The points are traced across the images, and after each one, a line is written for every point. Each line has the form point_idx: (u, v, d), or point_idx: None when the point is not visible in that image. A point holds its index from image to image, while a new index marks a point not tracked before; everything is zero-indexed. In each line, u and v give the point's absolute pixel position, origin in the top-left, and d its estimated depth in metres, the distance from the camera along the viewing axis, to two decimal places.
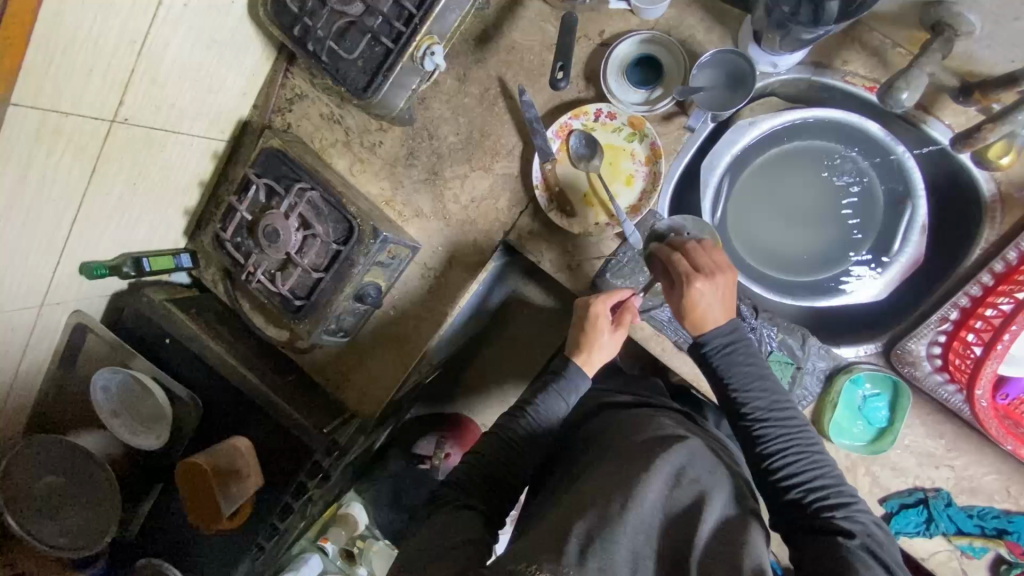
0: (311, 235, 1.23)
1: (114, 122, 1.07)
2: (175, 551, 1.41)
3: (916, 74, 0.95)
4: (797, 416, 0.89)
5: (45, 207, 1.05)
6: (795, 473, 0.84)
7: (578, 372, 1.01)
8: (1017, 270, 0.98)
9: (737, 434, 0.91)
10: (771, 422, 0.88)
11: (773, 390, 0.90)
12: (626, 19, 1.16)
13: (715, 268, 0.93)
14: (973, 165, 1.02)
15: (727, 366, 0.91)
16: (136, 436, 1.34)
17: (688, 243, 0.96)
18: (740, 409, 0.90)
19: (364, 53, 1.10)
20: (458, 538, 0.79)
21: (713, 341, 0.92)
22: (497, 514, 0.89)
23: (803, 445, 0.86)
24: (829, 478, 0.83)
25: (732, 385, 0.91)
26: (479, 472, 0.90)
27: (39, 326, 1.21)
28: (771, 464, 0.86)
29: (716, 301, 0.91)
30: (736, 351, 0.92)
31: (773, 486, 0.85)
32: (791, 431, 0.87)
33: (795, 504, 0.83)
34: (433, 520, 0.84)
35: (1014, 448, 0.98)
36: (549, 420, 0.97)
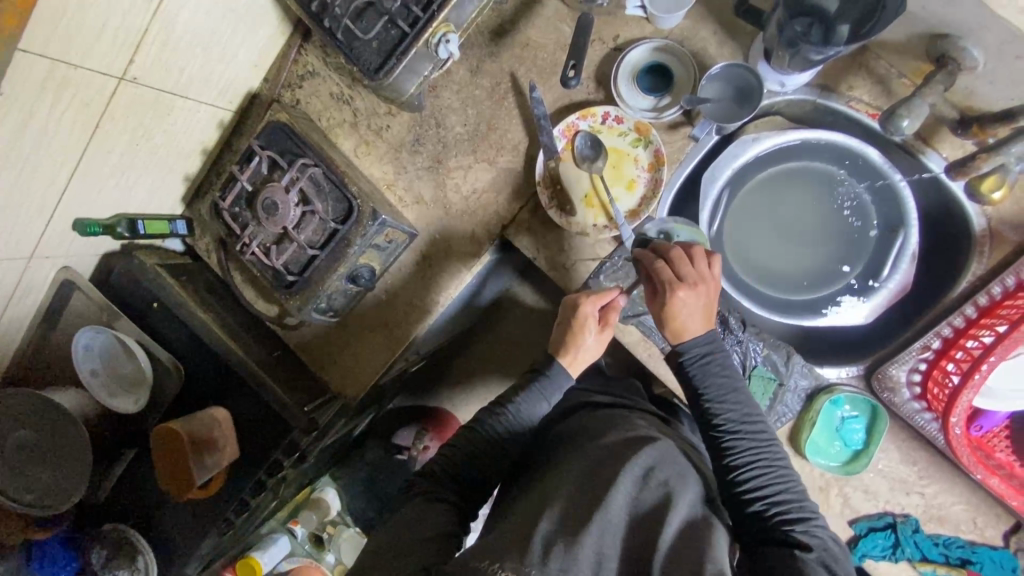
0: (310, 211, 1.23)
1: (122, 80, 1.07)
2: (143, 517, 1.40)
3: (918, 103, 0.97)
4: (766, 431, 0.89)
5: (43, 160, 1.05)
6: (759, 485, 0.85)
7: (562, 371, 1.01)
8: (1001, 304, 1.00)
9: (707, 445, 0.91)
10: (741, 433, 0.88)
11: (745, 403, 0.91)
12: (641, 26, 1.18)
13: (701, 277, 0.93)
14: (966, 198, 1.05)
15: (702, 376, 0.92)
16: (113, 397, 1.32)
17: (673, 249, 0.95)
18: (712, 420, 0.90)
19: (379, 35, 1.10)
20: (425, 534, 0.80)
21: (690, 350, 0.93)
22: (468, 507, 0.89)
23: (770, 459, 0.87)
24: (792, 493, 0.84)
25: (706, 395, 0.91)
26: (453, 465, 0.90)
27: (26, 279, 1.20)
28: (736, 476, 0.86)
29: (696, 312, 0.92)
30: (712, 362, 0.92)
31: (737, 498, 0.85)
32: (760, 444, 0.88)
33: (757, 516, 0.83)
34: (403, 512, 0.85)
35: (983, 478, 0.99)
36: (529, 420, 0.97)
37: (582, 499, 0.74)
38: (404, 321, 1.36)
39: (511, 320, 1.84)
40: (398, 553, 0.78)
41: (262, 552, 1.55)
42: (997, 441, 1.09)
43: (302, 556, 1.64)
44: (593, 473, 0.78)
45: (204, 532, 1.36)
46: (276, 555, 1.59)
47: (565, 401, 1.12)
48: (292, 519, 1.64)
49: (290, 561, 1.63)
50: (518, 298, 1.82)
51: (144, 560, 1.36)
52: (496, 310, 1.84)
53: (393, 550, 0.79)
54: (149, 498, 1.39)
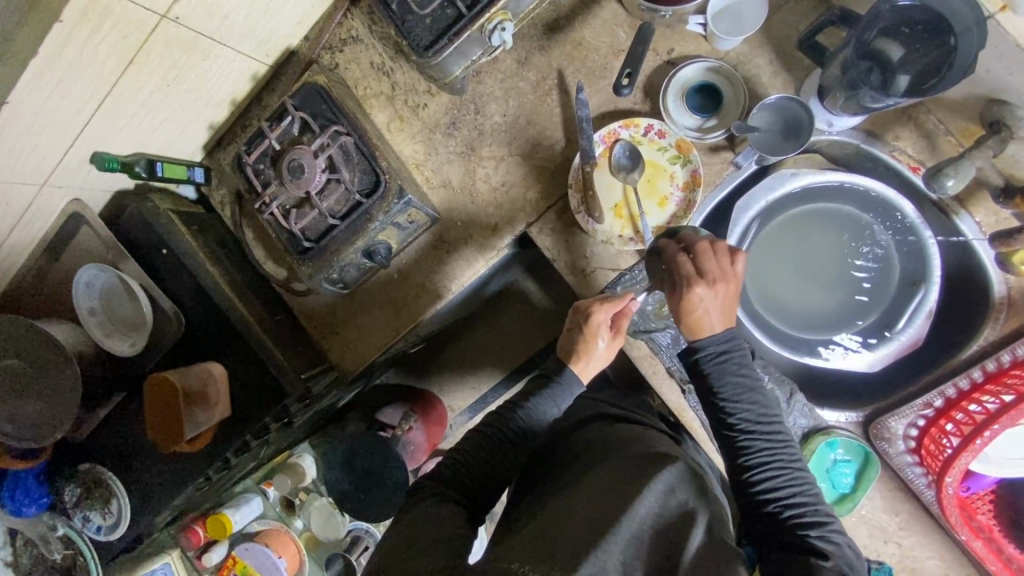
0: (335, 179, 1.21)
1: (164, 17, 1.03)
2: (120, 462, 1.38)
3: (965, 165, 0.99)
4: (781, 431, 0.89)
5: (75, 84, 1.01)
6: (774, 488, 0.84)
7: (572, 377, 1.01)
8: (1008, 372, 1.01)
9: (721, 443, 0.91)
10: (756, 434, 0.88)
11: (761, 403, 0.89)
12: (698, 43, 1.17)
13: (720, 275, 0.91)
14: (993, 264, 1.06)
15: (719, 374, 0.90)
16: (109, 338, 1.30)
17: (699, 243, 0.93)
18: (726, 420, 0.90)
19: (434, 12, 1.08)
20: (441, 535, 0.78)
21: (705, 348, 0.91)
22: (477, 510, 0.89)
23: (785, 460, 0.86)
24: (807, 495, 0.84)
25: (722, 395, 0.90)
26: (462, 468, 0.90)
27: (36, 205, 1.17)
28: (749, 477, 0.86)
29: (713, 308, 0.90)
30: (729, 360, 0.90)
31: (751, 499, 0.85)
32: (774, 446, 0.87)
33: (773, 517, 0.84)
34: (416, 512, 0.83)
35: (967, 539, 1.02)
36: (537, 420, 0.96)
37: (604, 508, 0.74)
38: (411, 302, 1.34)
39: (513, 314, 1.82)
40: (412, 551, 0.76)
41: (234, 509, 1.49)
42: (980, 504, 1.13)
43: (272, 519, 1.58)
44: (611, 488, 0.78)
45: (181, 485, 1.34)
46: (247, 516, 1.52)
47: (573, 410, 1.12)
48: (267, 481, 1.57)
49: (259, 523, 1.57)
50: (523, 294, 1.80)
51: (117, 504, 1.37)
52: (499, 303, 1.83)
53: (407, 552, 0.76)
54: (130, 443, 1.37)
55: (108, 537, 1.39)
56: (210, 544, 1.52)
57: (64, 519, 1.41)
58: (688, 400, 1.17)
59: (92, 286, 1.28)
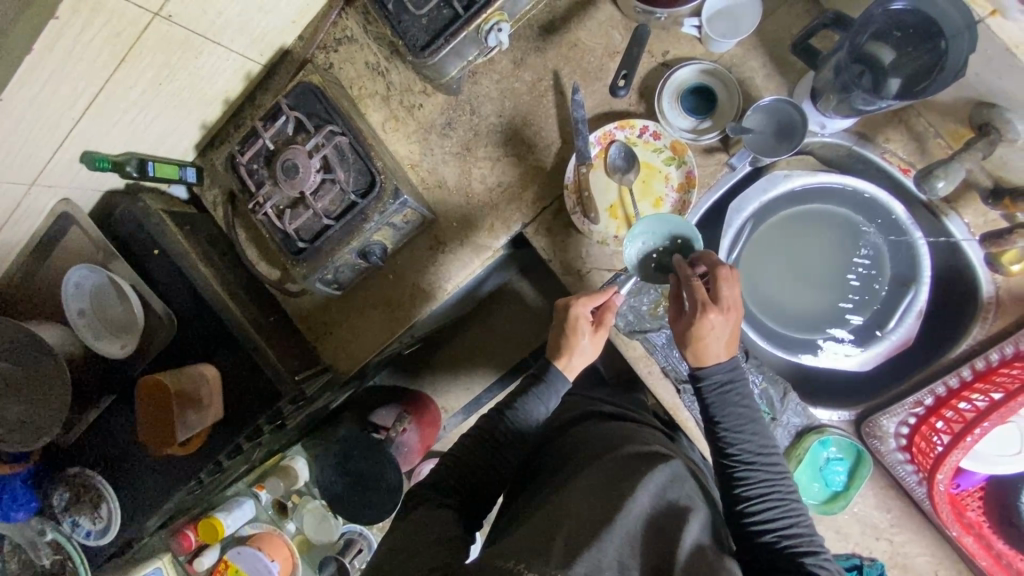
0: (330, 179, 1.20)
1: (156, 15, 1.02)
2: (109, 466, 1.36)
3: (954, 167, 1.01)
4: (779, 463, 0.89)
5: (65, 82, 1.00)
6: (769, 518, 0.83)
7: (558, 376, 1.00)
8: (997, 370, 1.03)
9: (719, 473, 0.91)
10: (755, 465, 0.87)
11: (761, 435, 0.89)
12: (693, 45, 1.18)
13: (733, 306, 0.91)
14: (982, 264, 1.08)
15: (721, 405, 0.91)
16: (100, 341, 1.28)
17: (716, 268, 0.93)
18: (726, 450, 0.90)
19: (431, 12, 1.08)
20: (437, 536, 0.78)
21: (711, 377, 0.91)
22: (471, 515, 0.88)
23: (783, 491, 0.86)
24: (803, 526, 0.83)
25: (723, 425, 0.90)
26: (455, 472, 0.90)
27: (24, 204, 1.15)
28: (746, 507, 0.85)
29: (720, 337, 0.90)
30: (733, 390, 0.91)
31: (747, 530, 0.84)
32: (773, 477, 0.87)
33: (769, 548, 0.82)
34: (411, 517, 0.83)
35: (958, 535, 1.04)
36: (525, 421, 0.96)
37: (600, 505, 0.75)
38: (407, 302, 1.33)
39: (507, 315, 1.82)
40: (409, 552, 0.76)
41: (226, 512, 1.47)
42: (970, 500, 1.15)
43: (264, 523, 1.56)
44: (607, 487, 0.78)
45: (173, 487, 1.33)
46: (240, 519, 1.49)
47: (569, 407, 1.12)
48: (259, 483, 1.55)
49: (251, 526, 1.55)
50: (518, 294, 1.80)
51: (107, 508, 1.35)
52: (493, 304, 1.83)
53: (405, 553, 0.76)
54: (119, 446, 1.35)
55: (99, 541, 1.38)
56: (202, 548, 1.51)
57: (53, 524, 1.39)
58: (683, 399, 1.18)
59: (82, 287, 1.26)
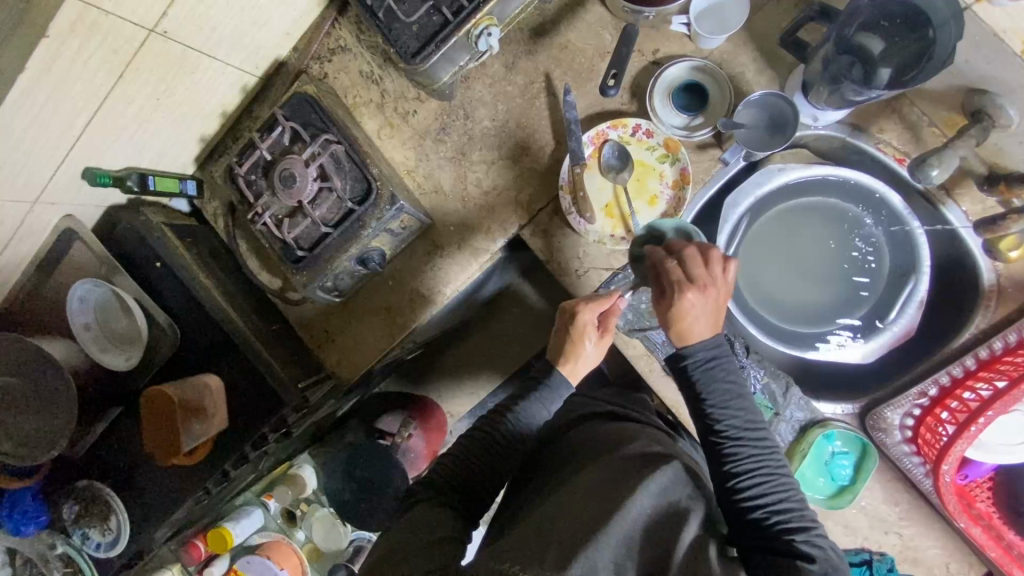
0: (328, 188, 1.21)
1: (152, 32, 1.04)
2: (117, 478, 1.37)
3: (948, 155, 1.00)
4: (767, 438, 0.88)
5: (64, 101, 1.02)
6: (759, 495, 0.83)
7: (563, 382, 1.01)
8: (1000, 359, 1.02)
9: (706, 451, 0.90)
10: (742, 441, 0.87)
11: (748, 410, 0.89)
12: (682, 43, 1.18)
13: (710, 282, 0.90)
14: (981, 252, 1.07)
15: (707, 381, 0.90)
16: (105, 353, 1.31)
17: (687, 250, 0.93)
18: (713, 426, 0.89)
19: (421, 19, 1.09)
20: (432, 537, 0.78)
21: (694, 354, 0.90)
22: (472, 514, 0.89)
23: (771, 467, 0.85)
24: (792, 501, 0.83)
25: (709, 401, 0.89)
26: (453, 473, 0.90)
27: (29, 221, 1.18)
28: (736, 484, 0.84)
29: (702, 317, 0.90)
30: (717, 365, 0.90)
31: (736, 506, 0.83)
32: (760, 452, 0.86)
33: (757, 523, 0.81)
34: (410, 516, 0.84)
35: (966, 526, 1.02)
36: (528, 425, 0.97)
37: (595, 506, 0.75)
38: (406, 307, 1.33)
39: (509, 317, 1.83)
40: (405, 553, 0.76)
41: (235, 522, 1.49)
42: (979, 491, 1.13)
43: (273, 531, 1.57)
44: (607, 486, 0.78)
45: (180, 498, 1.33)
46: (247, 529, 1.50)
47: (570, 406, 1.12)
48: (268, 492, 1.56)
49: (260, 535, 1.56)
50: (519, 297, 1.81)
51: (116, 521, 1.36)
52: (495, 307, 1.83)
53: (400, 553, 0.77)
54: (127, 459, 1.36)
55: (108, 553, 1.38)
56: (212, 557, 1.52)
57: (63, 537, 1.40)
58: (684, 397, 1.17)
59: (86, 301, 1.28)
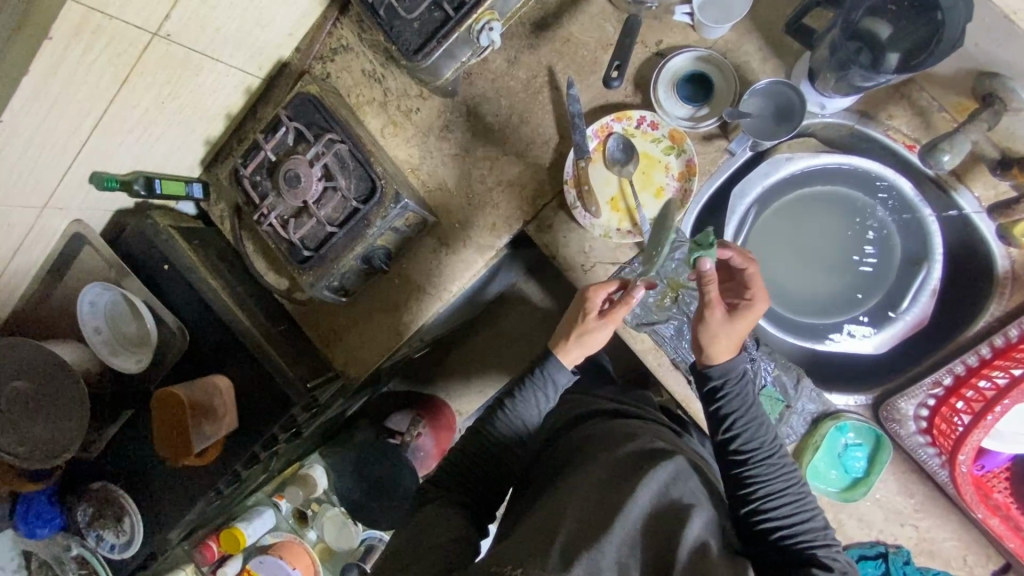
0: (332, 187, 1.22)
1: (155, 35, 1.04)
2: (130, 480, 1.38)
3: (960, 139, 0.99)
4: (791, 458, 0.88)
5: (70, 106, 1.02)
6: (780, 512, 0.82)
7: (557, 365, 0.98)
8: (1016, 347, 1.00)
9: (726, 469, 0.89)
10: (764, 459, 0.86)
11: (769, 428, 0.89)
12: (686, 34, 1.17)
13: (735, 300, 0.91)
14: (994, 238, 1.05)
15: (731, 399, 0.89)
16: (115, 355, 1.31)
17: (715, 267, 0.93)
18: (734, 444, 0.88)
19: (422, 16, 1.09)
20: (441, 539, 0.78)
21: (728, 371, 0.90)
22: (481, 512, 0.89)
23: (793, 484, 0.85)
24: (814, 518, 0.83)
25: (732, 419, 0.89)
26: (457, 470, 0.91)
27: (38, 226, 1.19)
28: (757, 502, 0.83)
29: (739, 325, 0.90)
30: (742, 384, 0.90)
31: (757, 524, 0.83)
32: (783, 470, 0.85)
33: (779, 541, 0.81)
34: (420, 515, 0.84)
35: (983, 517, 1.01)
36: (524, 413, 0.95)
37: (602, 504, 0.75)
38: (412, 305, 1.33)
39: (517, 315, 1.82)
40: (415, 556, 0.77)
41: (247, 522, 1.51)
42: (995, 482, 1.11)
43: (285, 531, 1.59)
44: (610, 483, 0.78)
45: (192, 499, 1.34)
46: (260, 528, 1.53)
47: (576, 404, 1.12)
48: (278, 493, 1.58)
49: (273, 535, 1.57)
50: (526, 295, 1.80)
51: (130, 522, 1.37)
52: (502, 305, 1.82)
53: (410, 555, 0.77)
54: (140, 460, 1.37)
55: (123, 554, 1.40)
56: (225, 558, 1.53)
57: (79, 539, 1.42)
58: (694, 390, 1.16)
59: (96, 305, 1.29)
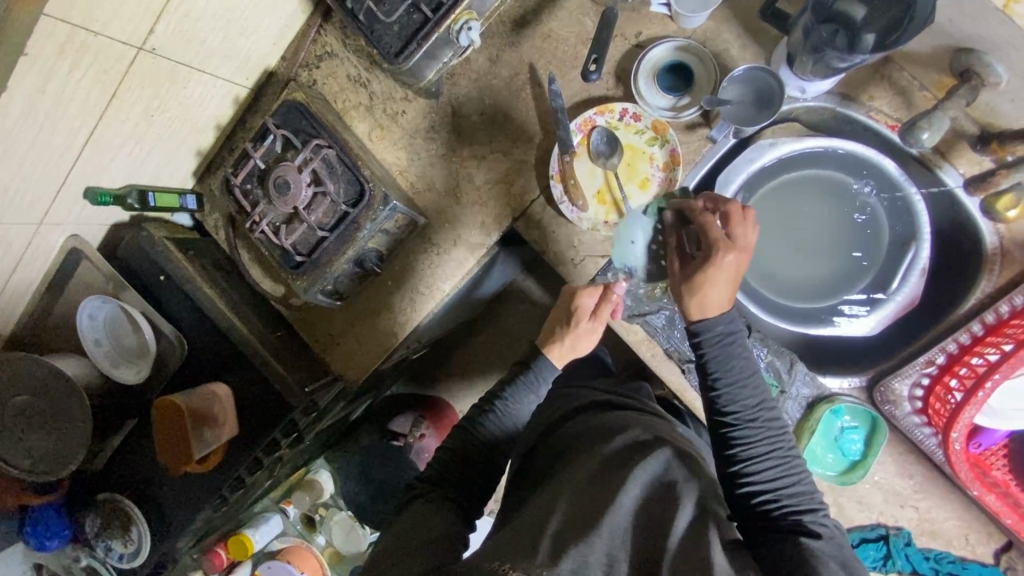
0: (322, 192, 1.23)
1: (141, 49, 1.06)
2: (137, 489, 1.40)
3: (938, 117, 0.98)
4: (779, 419, 0.87)
5: (59, 122, 1.04)
6: (767, 478, 0.83)
7: (546, 365, 1.00)
8: (1008, 322, 1.00)
9: (714, 431, 0.89)
10: (755, 422, 0.86)
11: (762, 389, 0.88)
12: (664, 24, 1.18)
13: (732, 244, 0.91)
14: (980, 214, 1.05)
15: (721, 359, 0.89)
16: (116, 367, 1.33)
17: (731, 205, 0.95)
18: (723, 406, 0.88)
19: (401, 18, 1.10)
20: (430, 536, 0.79)
21: (710, 329, 0.89)
22: (471, 506, 0.89)
23: (783, 449, 0.85)
24: (802, 484, 0.83)
25: (722, 381, 0.88)
26: (447, 466, 0.91)
27: (35, 243, 1.21)
28: (744, 466, 0.84)
29: (720, 277, 0.90)
30: (734, 343, 0.89)
31: (741, 487, 0.83)
32: (773, 433, 0.85)
33: (763, 506, 0.81)
34: (411, 511, 0.85)
35: (979, 494, 1.01)
36: (514, 411, 0.97)
37: (590, 496, 0.75)
38: (406, 306, 1.34)
39: (514, 313, 1.83)
40: (405, 552, 0.77)
41: (254, 530, 1.51)
42: (994, 459, 1.11)
43: (293, 537, 1.61)
44: (601, 476, 0.78)
45: (198, 506, 1.36)
46: (266, 536, 1.53)
47: (570, 397, 1.12)
48: (286, 499, 1.61)
49: (279, 541, 1.59)
50: (523, 293, 1.81)
51: (137, 532, 1.38)
52: (499, 304, 1.83)
53: (398, 552, 0.78)
54: (145, 470, 1.39)
55: (131, 564, 1.41)
56: (234, 564, 1.55)
57: (88, 550, 1.44)
58: (688, 379, 1.17)
59: (95, 318, 1.30)
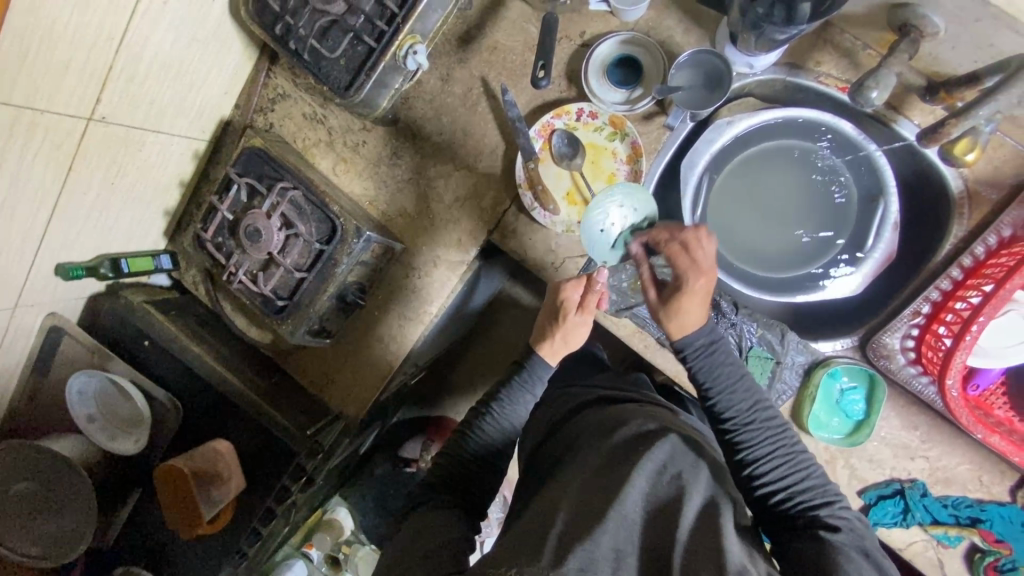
0: (294, 235, 1.22)
1: (90, 120, 1.06)
2: (153, 559, 1.37)
3: (883, 74, 0.98)
4: (777, 415, 0.90)
5: (19, 205, 1.03)
6: (776, 478, 0.85)
7: (540, 363, 1.00)
8: (985, 263, 1.02)
9: (719, 441, 0.92)
10: (752, 425, 0.89)
11: (753, 391, 0.91)
12: (606, 21, 1.18)
13: (693, 268, 0.91)
14: (941, 162, 1.06)
15: (707, 369, 0.92)
16: (113, 440, 1.32)
17: (687, 231, 0.93)
18: (721, 415, 0.91)
19: (346, 52, 1.11)
20: (435, 544, 0.78)
21: (692, 343, 0.92)
22: (473, 508, 0.90)
23: (786, 446, 0.87)
24: (813, 479, 0.85)
25: (714, 391, 0.91)
26: (446, 474, 0.91)
27: (14, 325, 1.15)
28: (753, 470, 0.86)
29: (695, 302, 0.91)
30: (717, 351, 0.92)
31: (755, 491, 0.86)
32: (773, 433, 0.88)
33: (780, 505, 0.84)
34: (415, 521, 0.85)
35: (984, 437, 1.00)
36: (511, 413, 0.97)
37: (596, 497, 0.75)
38: (396, 333, 1.34)
39: (507, 323, 1.83)
40: (413, 565, 0.76)
41: None
42: (994, 398, 1.12)
43: None
44: (604, 476, 0.78)
45: (217, 565, 1.34)
46: None
47: (569, 399, 1.11)
48: (307, 543, 1.61)
49: None
50: (513, 301, 1.80)
51: None
52: (490, 316, 1.83)
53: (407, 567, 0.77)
54: (158, 537, 1.37)
55: None
56: None
57: None
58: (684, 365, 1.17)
59: (85, 393, 1.29)
